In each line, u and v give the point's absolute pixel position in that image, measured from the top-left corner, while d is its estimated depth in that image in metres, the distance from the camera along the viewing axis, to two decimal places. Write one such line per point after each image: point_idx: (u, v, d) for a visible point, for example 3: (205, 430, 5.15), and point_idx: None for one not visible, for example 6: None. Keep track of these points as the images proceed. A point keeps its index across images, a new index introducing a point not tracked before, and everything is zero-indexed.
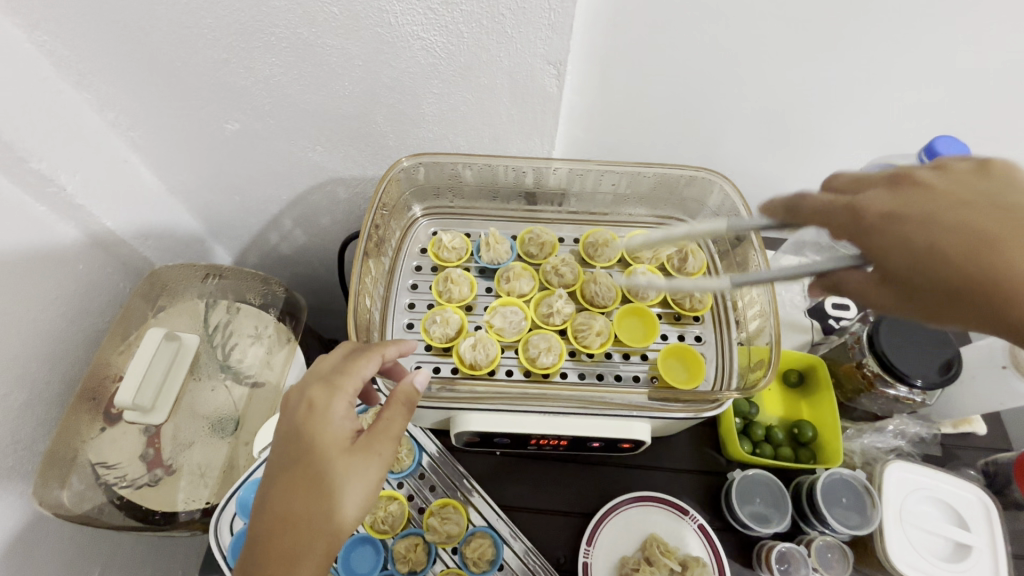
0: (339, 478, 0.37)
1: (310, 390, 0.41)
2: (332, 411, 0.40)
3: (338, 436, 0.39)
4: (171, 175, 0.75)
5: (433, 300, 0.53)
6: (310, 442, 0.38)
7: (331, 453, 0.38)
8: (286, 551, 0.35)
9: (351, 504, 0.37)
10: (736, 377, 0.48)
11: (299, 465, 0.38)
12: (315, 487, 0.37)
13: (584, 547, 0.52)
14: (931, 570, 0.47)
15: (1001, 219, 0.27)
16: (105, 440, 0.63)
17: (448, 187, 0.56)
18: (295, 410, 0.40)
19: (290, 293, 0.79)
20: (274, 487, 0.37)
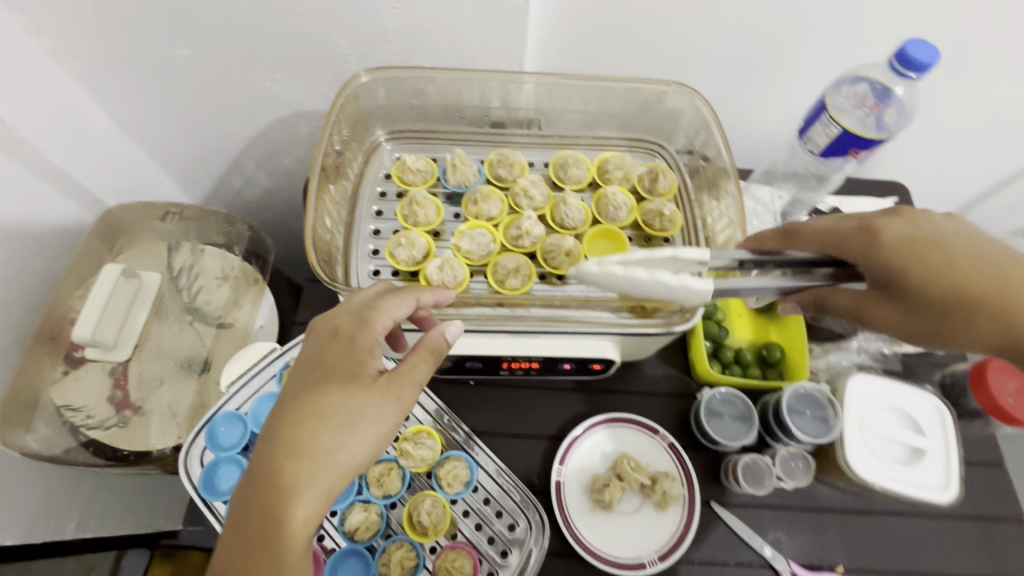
0: (357, 413, 0.37)
1: (340, 320, 0.41)
2: (359, 345, 0.40)
3: (362, 371, 0.39)
4: (121, 109, 0.71)
5: (398, 225, 0.51)
6: (331, 372, 0.39)
7: (352, 385, 0.38)
8: (294, 472, 0.35)
9: (365, 440, 0.37)
10: None
11: (317, 393, 0.38)
12: (331, 414, 0.37)
13: (556, 467, 0.53)
14: (886, 473, 0.49)
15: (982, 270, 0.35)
16: (68, 382, 0.61)
17: (412, 108, 0.53)
18: (321, 339, 0.41)
19: (255, 233, 0.76)
20: (293, 407, 0.37)
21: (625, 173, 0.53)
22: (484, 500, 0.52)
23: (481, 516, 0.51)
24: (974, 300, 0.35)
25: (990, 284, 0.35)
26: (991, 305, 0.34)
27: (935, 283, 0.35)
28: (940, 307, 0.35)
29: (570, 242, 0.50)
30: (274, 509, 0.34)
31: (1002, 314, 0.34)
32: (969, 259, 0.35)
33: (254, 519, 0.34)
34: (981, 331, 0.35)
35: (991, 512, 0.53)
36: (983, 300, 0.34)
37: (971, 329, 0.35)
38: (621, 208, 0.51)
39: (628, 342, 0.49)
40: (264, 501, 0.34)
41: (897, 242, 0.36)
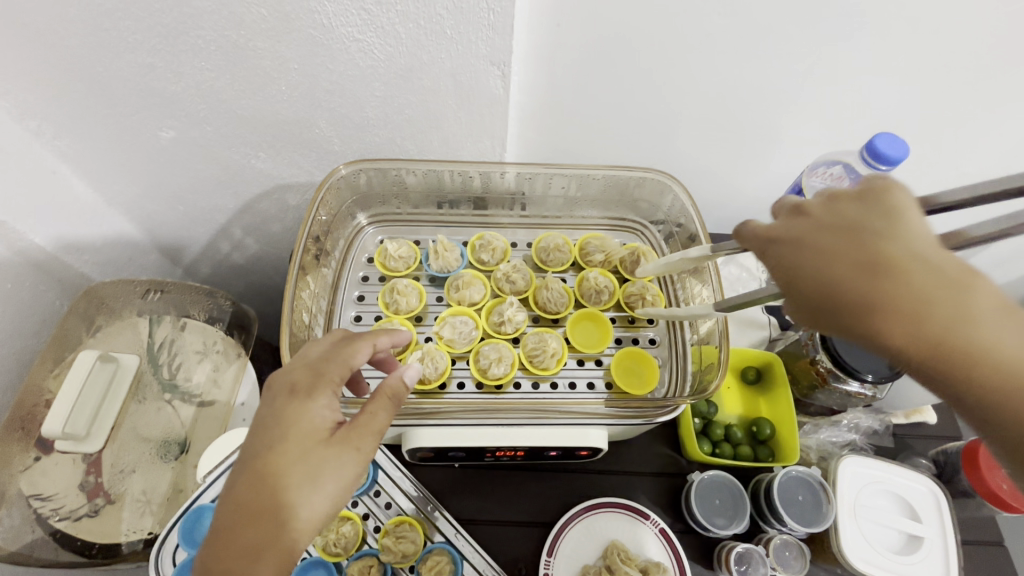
0: (312, 470, 0.33)
1: (294, 375, 0.37)
2: (313, 399, 0.36)
3: (315, 424, 0.35)
4: (108, 186, 0.71)
5: (380, 312, 0.51)
6: (285, 431, 0.34)
7: (307, 443, 0.34)
8: (247, 549, 0.31)
9: (320, 501, 0.33)
10: (690, 381, 0.47)
11: (268, 455, 0.34)
12: (283, 479, 0.33)
13: (544, 559, 0.51)
14: (885, 564, 0.48)
15: (879, 252, 0.24)
16: (36, 472, 0.59)
17: (393, 194, 0.54)
18: (275, 394, 0.36)
19: (238, 305, 0.75)
20: (241, 475, 0.33)
21: (606, 255, 0.54)
22: None
23: None
24: (901, 297, 0.22)
25: (936, 269, 0.22)
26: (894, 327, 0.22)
27: (836, 267, 0.24)
28: (850, 296, 0.23)
29: (554, 342, 0.49)
30: None
31: (929, 306, 0.22)
32: (930, 278, 0.22)
33: None
34: (896, 321, 0.22)
35: None
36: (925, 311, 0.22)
37: (876, 327, 0.22)
38: (601, 291, 0.52)
39: (618, 429, 0.46)
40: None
41: (823, 227, 0.26)
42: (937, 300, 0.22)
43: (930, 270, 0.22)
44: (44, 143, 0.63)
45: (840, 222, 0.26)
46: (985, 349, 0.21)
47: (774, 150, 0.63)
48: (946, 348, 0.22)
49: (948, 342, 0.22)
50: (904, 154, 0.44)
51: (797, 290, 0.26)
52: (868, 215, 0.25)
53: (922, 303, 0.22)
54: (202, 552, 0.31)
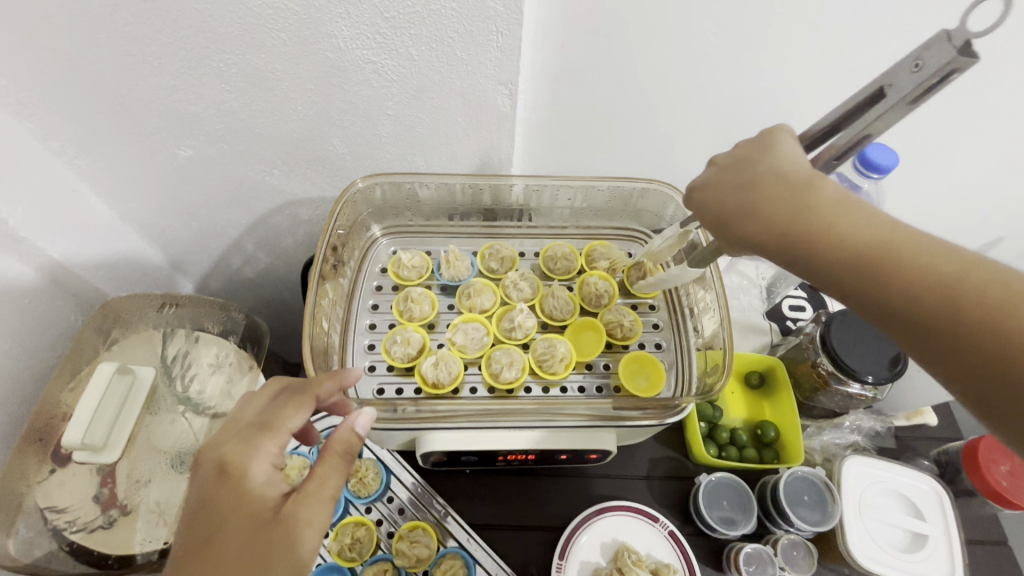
0: (263, 549, 0.34)
1: (224, 448, 0.37)
2: (252, 473, 0.36)
3: (260, 499, 0.35)
4: (125, 204, 0.73)
5: (394, 320, 0.52)
6: (227, 512, 0.35)
7: (254, 521, 0.35)
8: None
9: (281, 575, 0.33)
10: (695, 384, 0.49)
11: (214, 541, 0.34)
12: (233, 566, 0.33)
13: (555, 562, 0.52)
14: (890, 562, 0.49)
15: (749, 177, 0.34)
16: (53, 483, 0.60)
17: (406, 205, 0.56)
18: (207, 473, 0.37)
19: (250, 318, 0.76)
20: (188, 568, 0.33)
21: (611, 262, 0.56)
22: None
23: None
24: (752, 204, 0.33)
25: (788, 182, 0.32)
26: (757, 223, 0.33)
27: (726, 195, 0.35)
28: (734, 206, 0.34)
29: (562, 347, 0.50)
30: None
31: (783, 205, 0.32)
32: (778, 185, 0.32)
33: None
34: (756, 220, 0.33)
35: None
36: (770, 211, 0.32)
37: (744, 224, 0.33)
38: (603, 294, 0.54)
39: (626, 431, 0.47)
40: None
41: (727, 167, 0.36)
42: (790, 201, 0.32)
43: (784, 180, 0.32)
44: (65, 162, 0.65)
45: (732, 162, 0.36)
46: (838, 232, 0.30)
47: None
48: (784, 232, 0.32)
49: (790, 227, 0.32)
50: (893, 162, 0.47)
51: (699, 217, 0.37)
52: (749, 153, 0.36)
53: (775, 206, 0.32)
54: None
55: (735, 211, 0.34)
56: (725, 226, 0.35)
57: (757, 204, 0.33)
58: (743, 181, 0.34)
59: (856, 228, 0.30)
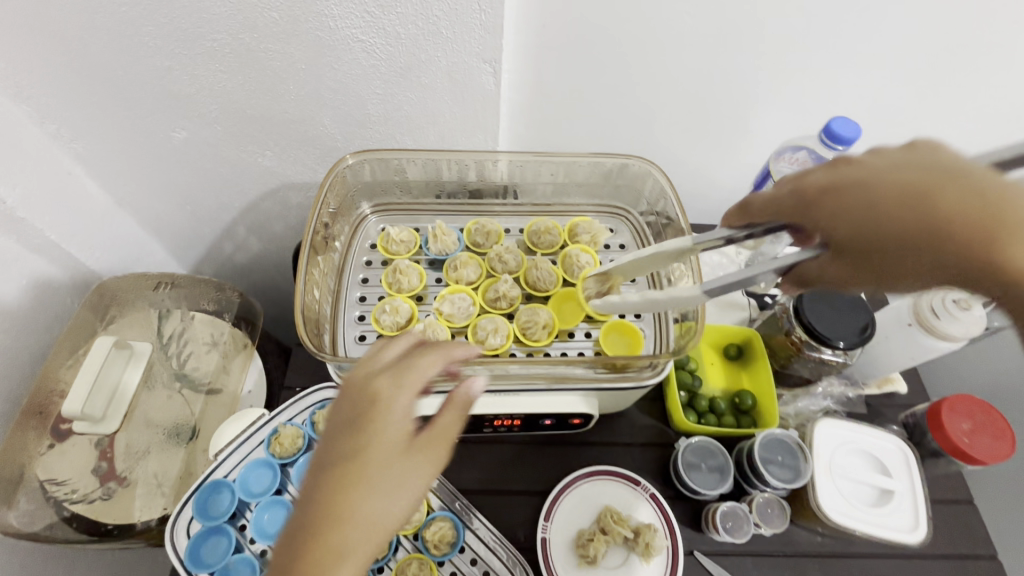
0: (375, 478, 0.33)
1: (377, 380, 0.37)
2: (397, 404, 0.36)
3: (398, 430, 0.35)
4: (119, 187, 0.74)
5: (383, 293, 0.54)
6: (366, 436, 0.35)
7: (383, 449, 0.35)
8: (327, 555, 0.30)
9: (395, 508, 0.33)
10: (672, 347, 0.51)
11: (346, 462, 0.34)
12: (367, 485, 0.33)
13: (541, 523, 0.54)
14: (858, 515, 0.51)
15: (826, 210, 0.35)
16: (53, 456, 0.62)
17: (395, 183, 0.57)
18: (358, 398, 0.37)
19: (245, 298, 0.78)
20: (319, 481, 0.33)
21: (593, 236, 0.57)
22: (471, 560, 0.52)
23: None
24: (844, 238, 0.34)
25: (883, 191, 0.31)
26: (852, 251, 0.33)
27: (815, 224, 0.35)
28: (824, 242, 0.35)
29: (544, 315, 0.53)
30: None
31: (879, 214, 0.31)
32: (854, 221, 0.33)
33: None
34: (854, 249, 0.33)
35: (963, 550, 0.54)
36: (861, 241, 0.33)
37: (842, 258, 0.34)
38: (584, 267, 0.55)
39: (608, 395, 0.51)
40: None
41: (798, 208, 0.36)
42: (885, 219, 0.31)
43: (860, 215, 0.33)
44: (62, 145, 0.66)
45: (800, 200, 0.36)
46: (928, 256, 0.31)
47: (747, 139, 0.69)
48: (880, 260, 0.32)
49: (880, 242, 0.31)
50: (856, 134, 0.49)
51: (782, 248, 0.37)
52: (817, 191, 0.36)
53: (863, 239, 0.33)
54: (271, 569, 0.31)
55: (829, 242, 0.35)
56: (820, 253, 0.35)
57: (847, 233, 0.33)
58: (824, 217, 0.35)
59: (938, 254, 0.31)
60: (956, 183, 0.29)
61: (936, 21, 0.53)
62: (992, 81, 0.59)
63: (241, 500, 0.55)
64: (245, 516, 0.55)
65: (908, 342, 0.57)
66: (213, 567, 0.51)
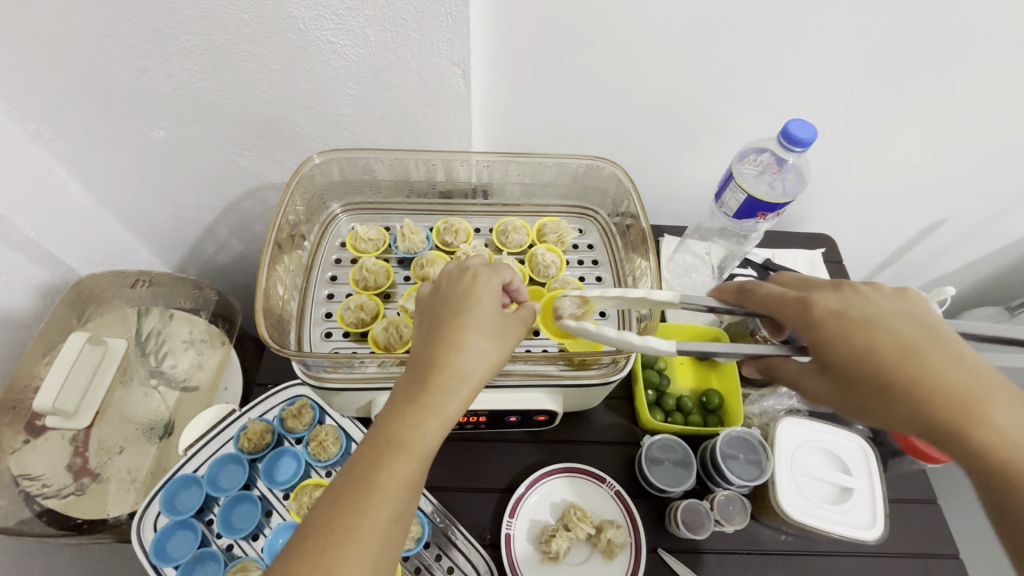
0: (483, 328, 0.38)
1: (474, 265, 0.42)
2: (494, 281, 0.41)
3: (496, 298, 0.40)
4: (99, 186, 0.75)
5: (351, 291, 0.55)
6: (470, 298, 0.40)
7: (488, 307, 0.39)
8: (450, 376, 0.36)
9: (494, 357, 0.38)
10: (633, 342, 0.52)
11: (455, 315, 0.39)
12: (475, 330, 0.38)
13: (506, 520, 0.54)
14: (818, 513, 0.52)
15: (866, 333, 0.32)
16: (27, 452, 0.62)
17: (365, 183, 0.58)
18: (458, 278, 0.42)
19: (222, 297, 0.80)
20: (433, 330, 0.38)
21: (560, 236, 0.58)
22: (436, 556, 0.53)
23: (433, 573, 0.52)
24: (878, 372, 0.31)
25: (883, 351, 0.31)
26: (883, 386, 0.30)
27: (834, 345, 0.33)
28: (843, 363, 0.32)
29: None
30: (416, 417, 0.34)
31: (878, 365, 0.31)
32: (896, 340, 0.31)
33: (395, 430, 0.34)
34: (881, 385, 0.31)
35: (926, 547, 0.55)
36: (903, 381, 0.30)
37: (864, 393, 0.31)
38: (551, 265, 0.56)
39: (569, 394, 0.53)
40: (417, 402, 0.35)
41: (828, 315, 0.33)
42: (873, 378, 0.31)
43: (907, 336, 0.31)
44: (41, 144, 0.67)
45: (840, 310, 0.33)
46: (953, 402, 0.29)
47: (718, 142, 0.70)
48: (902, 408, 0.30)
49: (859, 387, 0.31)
50: (814, 136, 0.50)
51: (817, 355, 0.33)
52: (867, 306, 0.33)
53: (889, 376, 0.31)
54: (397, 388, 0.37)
55: (859, 361, 0.31)
56: (847, 377, 0.32)
57: (873, 361, 0.31)
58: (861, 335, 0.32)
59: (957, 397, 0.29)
60: (951, 352, 0.30)
61: (894, 24, 0.55)
62: (950, 83, 0.61)
63: (209, 495, 0.56)
64: (212, 511, 0.55)
65: None
66: (177, 561, 0.52)
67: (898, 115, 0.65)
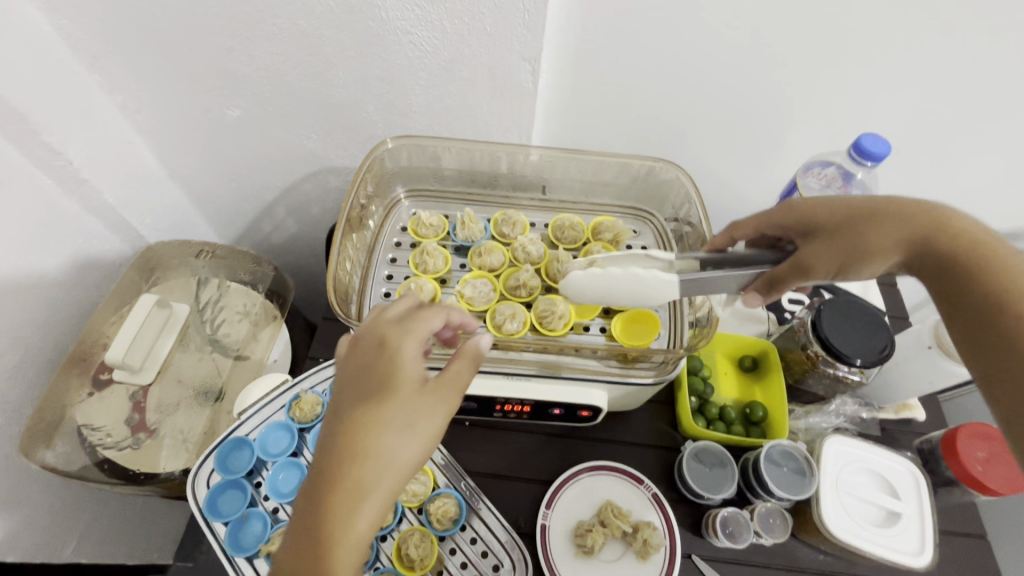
0: (397, 416, 0.38)
1: (381, 329, 0.41)
2: (404, 353, 0.40)
3: (409, 376, 0.39)
4: (173, 159, 0.79)
5: (410, 273, 0.56)
6: (382, 378, 0.39)
7: (402, 391, 0.38)
8: (351, 494, 0.36)
9: (414, 447, 0.38)
10: (684, 343, 0.52)
11: (364, 403, 0.38)
12: (385, 423, 0.37)
13: (543, 510, 0.55)
14: (863, 535, 0.51)
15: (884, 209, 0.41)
16: (92, 403, 0.66)
17: (430, 171, 0.60)
18: (367, 348, 0.41)
19: (279, 273, 0.82)
20: (342, 421, 0.38)
21: (615, 235, 0.58)
22: (471, 539, 0.54)
23: (468, 555, 0.53)
24: (865, 215, 0.41)
25: (902, 211, 0.41)
26: (882, 224, 0.41)
27: (843, 206, 0.42)
28: (874, 217, 0.41)
29: (562, 306, 0.53)
30: (328, 532, 0.35)
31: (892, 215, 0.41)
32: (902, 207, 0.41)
33: (305, 551, 0.35)
34: (878, 226, 0.41)
35: None
36: (888, 216, 0.41)
37: (868, 229, 0.41)
38: None
39: (616, 390, 0.53)
40: (316, 537, 0.35)
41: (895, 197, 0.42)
42: (956, 222, 0.39)
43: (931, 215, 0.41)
44: (126, 116, 0.72)
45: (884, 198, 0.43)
46: (981, 248, 0.38)
47: (778, 155, 0.69)
48: (886, 239, 0.40)
49: (945, 232, 0.39)
50: (887, 151, 0.49)
51: (813, 222, 0.43)
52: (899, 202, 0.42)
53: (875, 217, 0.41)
54: (305, 493, 0.37)
55: (872, 214, 0.41)
56: (849, 224, 0.41)
57: (841, 211, 0.42)
58: (870, 210, 0.41)
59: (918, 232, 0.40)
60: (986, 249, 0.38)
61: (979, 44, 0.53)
62: None
63: (259, 459, 0.58)
64: (261, 474, 0.58)
65: (929, 365, 0.57)
66: (228, 518, 0.54)
67: (972, 139, 0.63)
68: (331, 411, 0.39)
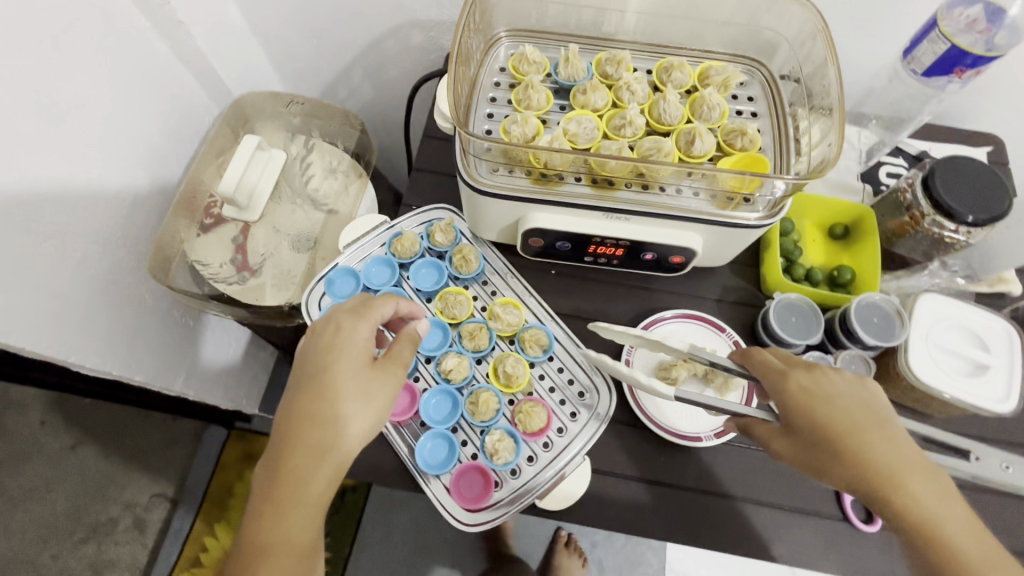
0: (349, 392, 0.44)
1: (338, 315, 0.48)
2: (356, 333, 0.47)
3: (361, 355, 0.46)
4: (255, 9, 0.78)
5: (511, 110, 0.56)
6: (336, 356, 0.46)
7: (356, 366, 0.46)
8: (310, 455, 0.43)
9: (367, 415, 0.44)
10: (793, 169, 0.51)
11: (319, 379, 0.45)
12: (341, 395, 0.44)
13: (627, 348, 0.58)
14: (949, 383, 0.52)
15: (854, 434, 0.39)
16: (201, 242, 0.74)
17: (534, 5, 0.58)
18: (322, 331, 0.48)
19: (365, 135, 0.84)
20: (297, 399, 0.44)
21: (725, 78, 0.56)
22: (558, 368, 0.58)
23: (555, 381, 0.57)
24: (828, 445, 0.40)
25: (876, 465, 0.38)
26: (846, 446, 0.39)
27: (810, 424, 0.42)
28: (841, 427, 0.40)
29: (668, 144, 0.52)
30: (290, 486, 0.42)
31: (831, 437, 0.40)
32: (869, 435, 0.39)
33: (270, 501, 0.42)
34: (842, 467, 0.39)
35: None
36: (851, 448, 0.39)
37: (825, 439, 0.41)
38: (715, 108, 0.54)
39: (714, 233, 0.53)
40: (275, 500, 0.42)
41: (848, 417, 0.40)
42: (906, 469, 0.38)
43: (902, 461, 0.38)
44: None
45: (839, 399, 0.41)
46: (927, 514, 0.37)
47: None
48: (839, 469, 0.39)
49: (888, 481, 0.37)
50: None
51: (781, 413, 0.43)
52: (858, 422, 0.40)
53: (859, 451, 0.39)
54: (269, 459, 0.43)
55: (859, 455, 0.39)
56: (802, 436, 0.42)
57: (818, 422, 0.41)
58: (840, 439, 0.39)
59: (905, 494, 0.37)
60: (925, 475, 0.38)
61: None
62: None
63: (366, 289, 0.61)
64: None
65: None
66: None
67: None
68: (289, 391, 0.46)
